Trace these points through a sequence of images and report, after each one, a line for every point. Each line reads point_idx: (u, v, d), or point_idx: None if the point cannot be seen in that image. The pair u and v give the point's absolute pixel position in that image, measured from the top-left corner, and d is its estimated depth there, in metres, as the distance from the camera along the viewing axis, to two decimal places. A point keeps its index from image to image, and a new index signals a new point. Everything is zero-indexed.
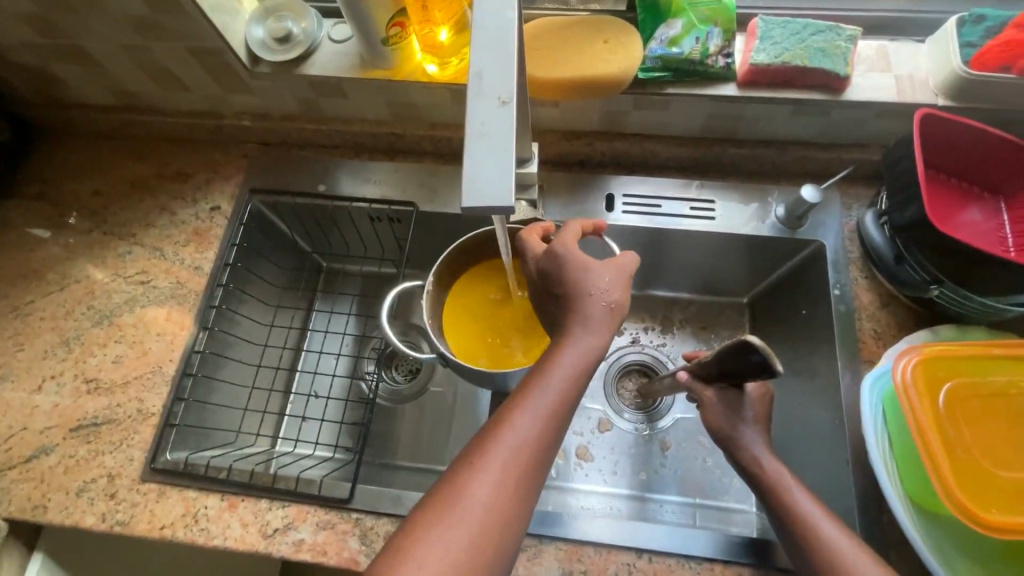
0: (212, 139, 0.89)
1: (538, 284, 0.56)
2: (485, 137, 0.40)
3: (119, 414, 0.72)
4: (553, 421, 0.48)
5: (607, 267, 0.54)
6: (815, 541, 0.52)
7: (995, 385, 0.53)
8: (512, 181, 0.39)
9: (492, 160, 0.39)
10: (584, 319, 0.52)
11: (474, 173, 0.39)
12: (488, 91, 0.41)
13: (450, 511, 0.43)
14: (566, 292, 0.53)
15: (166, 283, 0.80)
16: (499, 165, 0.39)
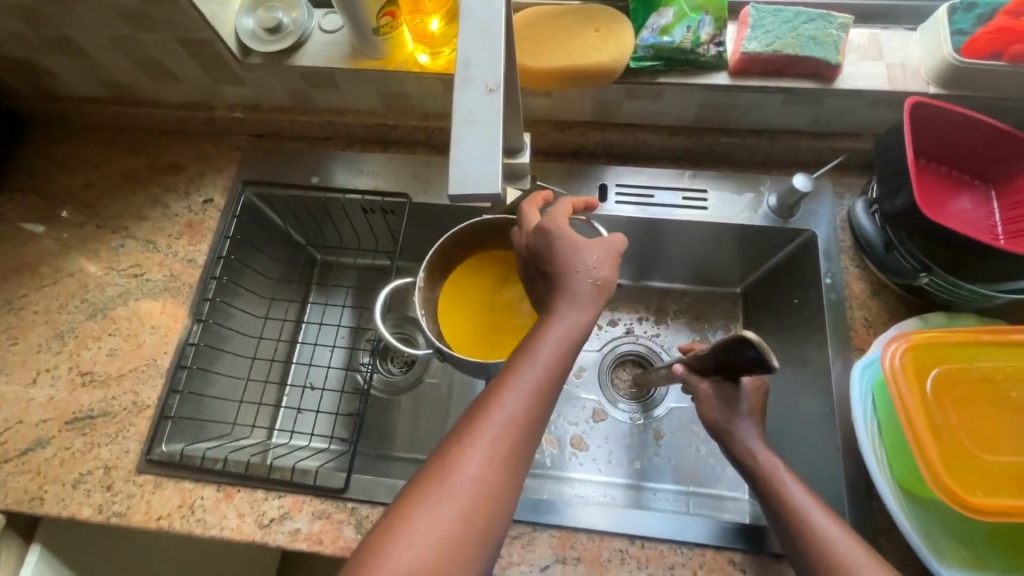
0: (204, 131, 0.88)
1: (528, 261, 0.56)
2: (472, 125, 0.40)
3: (114, 406, 0.73)
4: (541, 397, 0.48)
5: (595, 246, 0.54)
6: (807, 530, 0.53)
7: (981, 371, 0.54)
8: (500, 169, 0.39)
9: (479, 147, 0.40)
10: (572, 298, 0.52)
11: (460, 160, 0.39)
12: (475, 80, 0.41)
13: (439, 486, 0.44)
14: (554, 271, 0.53)
15: (159, 276, 0.80)
16: (487, 153, 0.39)
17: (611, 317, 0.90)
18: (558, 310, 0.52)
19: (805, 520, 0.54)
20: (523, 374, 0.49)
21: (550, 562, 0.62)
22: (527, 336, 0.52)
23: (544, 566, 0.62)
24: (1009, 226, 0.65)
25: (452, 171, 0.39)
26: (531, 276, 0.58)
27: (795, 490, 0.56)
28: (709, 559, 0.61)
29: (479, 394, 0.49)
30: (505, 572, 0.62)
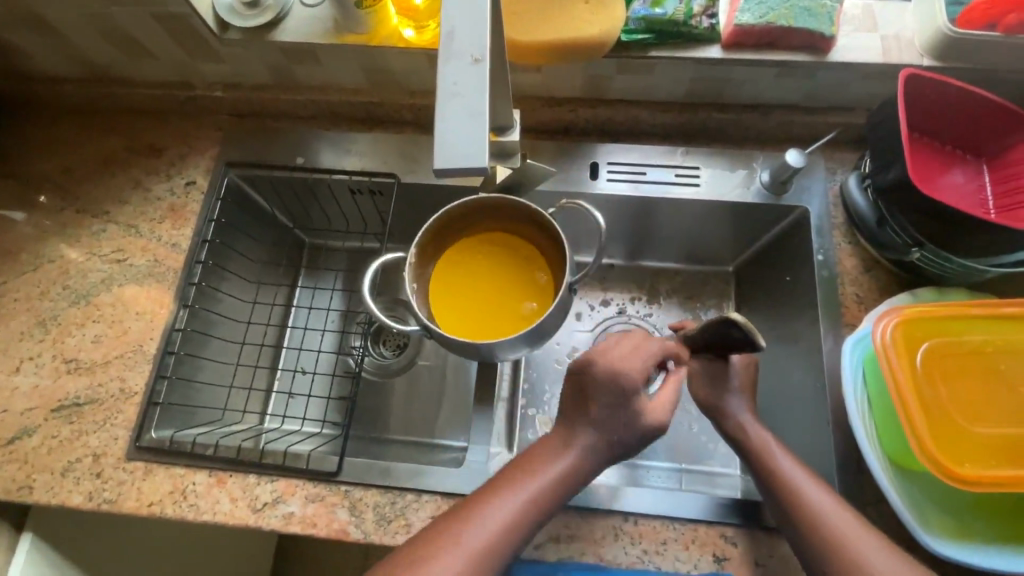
0: (184, 112, 0.86)
1: (581, 387, 0.56)
2: (457, 98, 0.39)
3: (101, 393, 0.71)
4: (541, 505, 0.54)
5: (658, 410, 0.56)
6: (798, 501, 0.54)
7: (971, 344, 0.54)
8: (485, 144, 0.38)
9: (465, 121, 0.39)
10: (598, 429, 0.55)
11: (446, 136, 0.38)
12: (459, 51, 0.40)
13: (431, 557, 0.50)
14: (603, 409, 0.55)
15: (143, 261, 0.78)
16: (472, 127, 0.38)
17: (603, 298, 0.90)
18: (588, 426, 0.56)
19: (796, 491, 0.55)
20: (548, 458, 0.55)
21: (544, 540, 0.63)
22: (542, 452, 0.56)
23: (538, 543, 0.63)
24: (1000, 200, 0.64)
25: (438, 147, 0.38)
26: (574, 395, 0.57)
27: (786, 463, 0.57)
28: (702, 534, 0.62)
29: (508, 465, 0.56)
30: None
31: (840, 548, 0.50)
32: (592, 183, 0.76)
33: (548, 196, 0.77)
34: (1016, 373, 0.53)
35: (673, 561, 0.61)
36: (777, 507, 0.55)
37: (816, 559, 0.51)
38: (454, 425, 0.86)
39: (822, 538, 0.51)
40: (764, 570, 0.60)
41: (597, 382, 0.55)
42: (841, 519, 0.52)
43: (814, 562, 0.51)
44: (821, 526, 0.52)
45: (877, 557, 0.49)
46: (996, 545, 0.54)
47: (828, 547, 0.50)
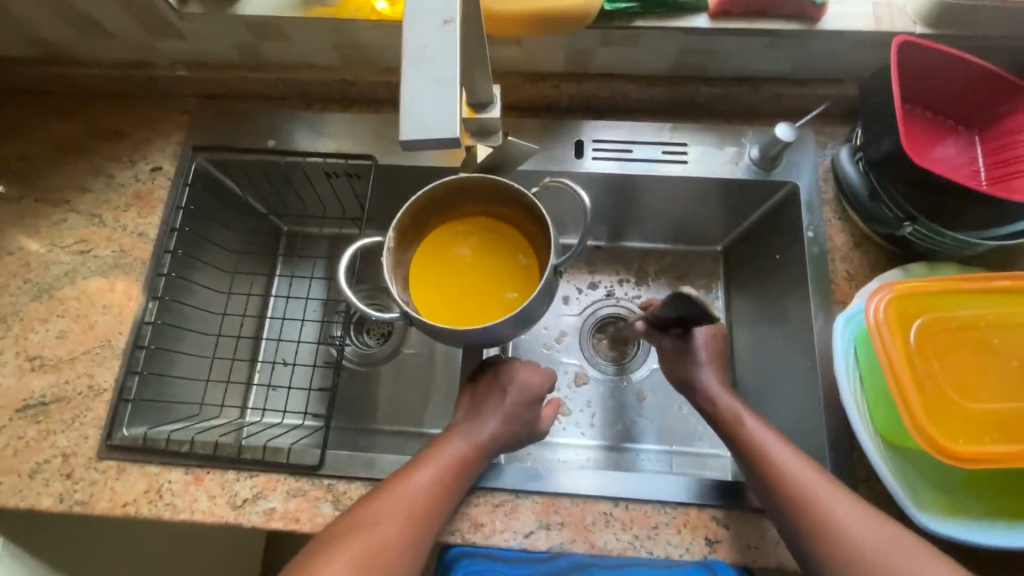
0: (147, 93, 0.81)
1: (495, 378, 0.65)
2: (425, 68, 0.38)
3: (68, 391, 0.68)
4: (471, 462, 0.61)
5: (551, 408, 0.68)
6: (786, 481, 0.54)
7: (965, 319, 0.53)
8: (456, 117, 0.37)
9: (434, 92, 0.37)
10: (508, 409, 0.64)
11: (413, 106, 0.37)
12: (430, 12, 0.38)
13: (372, 510, 0.56)
14: (509, 397, 0.64)
15: (108, 252, 0.74)
16: (442, 98, 0.37)
17: (591, 281, 0.88)
18: (499, 403, 0.64)
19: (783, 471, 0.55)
20: (467, 427, 0.63)
21: (534, 528, 0.62)
22: (463, 426, 0.63)
23: (528, 532, 0.62)
24: (992, 171, 0.63)
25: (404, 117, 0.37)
26: (490, 382, 0.66)
27: (771, 442, 0.57)
28: (693, 517, 0.61)
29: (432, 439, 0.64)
30: (489, 540, 0.62)
31: (830, 526, 0.50)
32: (577, 162, 0.74)
33: (532, 176, 0.74)
34: (1010, 346, 0.52)
35: (665, 545, 0.60)
36: (762, 487, 0.55)
37: (806, 537, 0.51)
38: (441, 413, 0.84)
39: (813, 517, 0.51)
40: (757, 552, 0.60)
41: (513, 383, 0.65)
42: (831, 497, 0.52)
43: (804, 541, 0.51)
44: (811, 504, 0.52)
45: (866, 532, 0.49)
46: (988, 519, 0.53)
47: (818, 525, 0.51)
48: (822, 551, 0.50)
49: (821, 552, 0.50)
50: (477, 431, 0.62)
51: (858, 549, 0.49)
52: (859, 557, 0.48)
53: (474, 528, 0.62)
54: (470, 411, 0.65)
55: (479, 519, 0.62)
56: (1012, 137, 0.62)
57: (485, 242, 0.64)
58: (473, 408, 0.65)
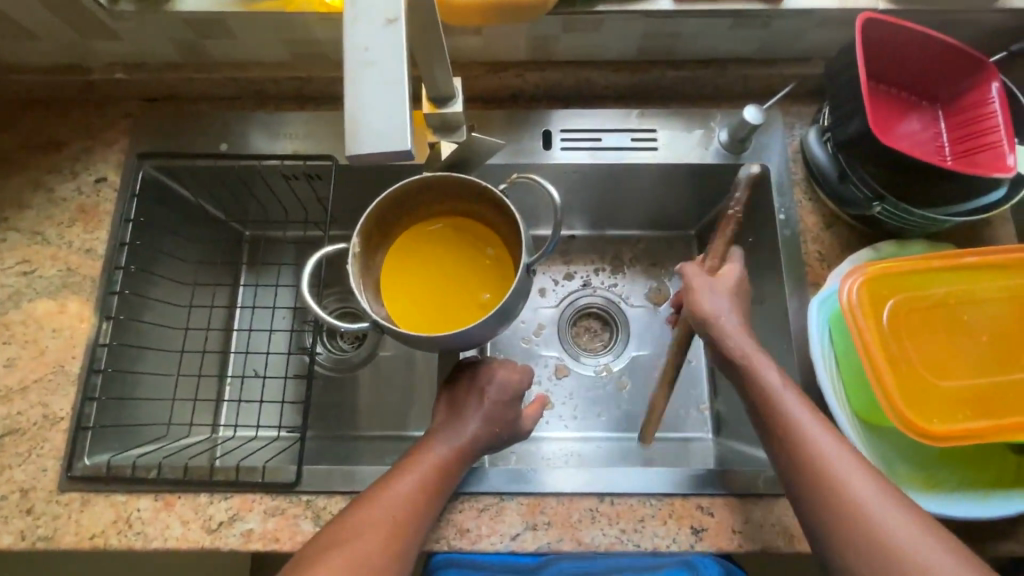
0: (84, 98, 0.75)
1: (476, 380, 0.64)
2: (371, 74, 0.38)
3: (21, 423, 0.64)
4: (453, 465, 0.60)
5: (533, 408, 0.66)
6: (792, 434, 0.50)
7: (936, 297, 0.53)
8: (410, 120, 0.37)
9: (381, 103, 0.37)
10: (488, 411, 0.62)
11: (364, 117, 0.37)
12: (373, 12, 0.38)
13: (354, 522, 0.54)
14: (489, 400, 0.63)
15: (54, 272, 0.69)
16: (395, 102, 0.37)
17: (567, 272, 0.87)
18: (478, 406, 0.63)
19: (791, 424, 0.51)
20: (447, 432, 0.61)
21: (521, 529, 0.61)
22: (442, 431, 0.62)
23: (515, 534, 0.61)
24: (957, 146, 0.63)
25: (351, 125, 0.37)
26: (470, 385, 0.64)
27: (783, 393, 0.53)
28: (678, 507, 0.61)
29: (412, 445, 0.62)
30: (476, 545, 0.61)
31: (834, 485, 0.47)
32: (546, 153, 0.72)
33: (500, 169, 0.72)
34: (979, 322, 0.53)
35: (652, 537, 0.60)
36: (771, 439, 0.52)
37: (807, 494, 0.48)
38: (421, 415, 0.83)
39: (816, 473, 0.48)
40: (743, 537, 0.60)
41: (490, 383, 0.64)
42: (839, 455, 0.48)
43: (806, 495, 0.48)
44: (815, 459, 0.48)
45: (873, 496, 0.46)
46: (962, 490, 0.55)
47: (820, 482, 0.47)
48: (823, 509, 0.47)
49: (821, 509, 0.47)
50: (458, 436, 0.61)
51: (861, 510, 0.45)
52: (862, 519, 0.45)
53: (459, 534, 0.61)
54: (449, 415, 0.63)
55: (465, 524, 0.61)
56: (975, 111, 0.62)
57: (457, 245, 0.63)
58: (451, 414, 0.63)
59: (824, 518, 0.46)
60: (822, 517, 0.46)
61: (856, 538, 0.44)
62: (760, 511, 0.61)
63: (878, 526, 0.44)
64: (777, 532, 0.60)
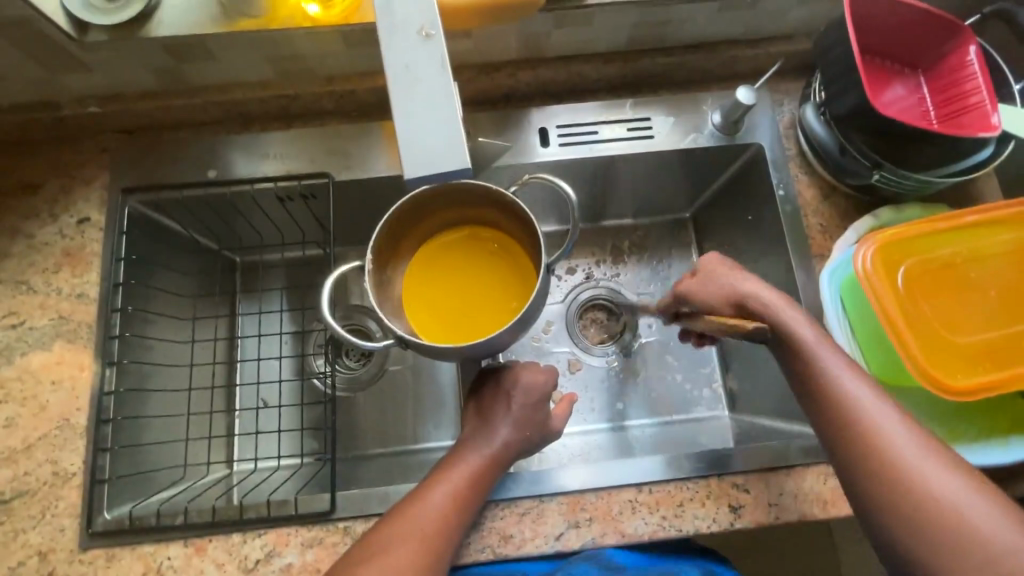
0: (55, 136, 0.72)
1: (501, 384, 0.63)
2: (418, 96, 0.48)
3: (30, 483, 0.61)
4: (487, 474, 0.59)
5: (562, 410, 0.65)
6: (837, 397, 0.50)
7: (943, 258, 0.56)
8: (461, 135, 0.47)
9: (432, 119, 0.47)
10: (517, 419, 0.62)
11: (422, 135, 0.47)
12: (414, 44, 0.48)
13: (386, 534, 0.53)
14: (518, 405, 0.62)
15: (45, 322, 0.66)
16: (445, 121, 0.47)
17: (569, 266, 0.87)
18: (505, 413, 0.62)
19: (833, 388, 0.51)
20: (477, 439, 0.61)
21: (564, 529, 0.61)
22: (472, 441, 0.61)
23: (559, 534, 0.61)
24: (941, 110, 0.65)
25: (403, 158, 0.47)
26: (495, 391, 0.63)
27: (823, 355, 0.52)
28: (715, 488, 0.62)
29: (444, 454, 0.61)
30: (522, 550, 0.61)
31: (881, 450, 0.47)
32: (543, 150, 0.72)
33: (500, 170, 0.72)
34: (985, 278, 0.55)
35: (693, 520, 0.61)
36: (810, 403, 0.52)
37: (849, 457, 0.48)
38: (440, 425, 0.82)
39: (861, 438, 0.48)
40: (779, 508, 0.61)
41: (512, 386, 0.63)
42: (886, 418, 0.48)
43: (848, 459, 0.48)
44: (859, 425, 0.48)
45: (921, 458, 0.46)
46: (983, 440, 0.57)
47: (865, 447, 0.48)
48: (867, 471, 0.47)
49: (867, 470, 0.47)
50: (487, 444, 0.60)
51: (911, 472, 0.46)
52: (910, 479, 0.45)
53: (503, 541, 0.61)
54: (476, 423, 0.62)
55: (507, 530, 0.61)
56: (956, 75, 0.64)
57: (478, 245, 0.63)
58: (478, 422, 0.62)
59: (869, 481, 0.47)
60: (868, 478, 0.47)
61: (904, 499, 0.45)
62: (792, 482, 0.62)
63: (927, 488, 0.45)
64: (810, 500, 0.62)
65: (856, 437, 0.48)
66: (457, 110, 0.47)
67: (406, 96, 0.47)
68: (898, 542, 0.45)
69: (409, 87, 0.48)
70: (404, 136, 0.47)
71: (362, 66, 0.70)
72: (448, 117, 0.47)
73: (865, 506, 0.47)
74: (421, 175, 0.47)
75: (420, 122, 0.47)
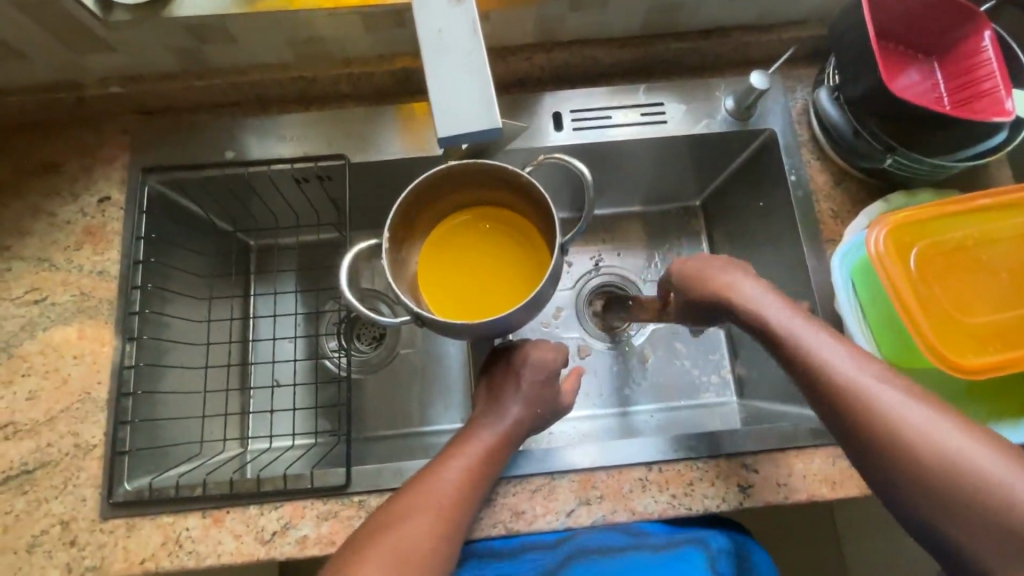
0: (76, 117, 0.73)
1: (510, 363, 0.64)
2: (452, 65, 0.49)
3: (53, 454, 0.63)
4: (498, 451, 0.60)
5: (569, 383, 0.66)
6: (829, 379, 0.46)
7: (955, 240, 0.56)
8: (495, 105, 0.48)
9: (467, 88, 0.48)
10: (528, 398, 0.62)
11: (456, 103, 0.48)
12: (449, 13, 0.49)
13: (401, 507, 0.54)
14: (526, 385, 0.62)
15: (67, 298, 0.67)
16: (479, 91, 0.48)
17: (580, 253, 0.88)
18: (511, 393, 0.62)
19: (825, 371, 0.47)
20: (491, 417, 0.62)
21: (575, 506, 0.62)
22: (480, 419, 0.62)
23: (569, 511, 0.62)
24: (954, 95, 0.65)
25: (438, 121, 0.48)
26: (504, 371, 0.64)
27: (809, 337, 0.49)
28: (725, 468, 0.63)
29: (458, 432, 0.62)
30: (533, 526, 0.62)
31: (902, 436, 0.42)
32: (557, 134, 0.72)
33: (514, 153, 0.72)
34: (997, 260, 0.56)
35: (703, 499, 0.62)
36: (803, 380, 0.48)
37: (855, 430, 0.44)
38: (450, 408, 0.83)
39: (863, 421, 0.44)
40: (788, 489, 0.62)
41: (522, 365, 0.63)
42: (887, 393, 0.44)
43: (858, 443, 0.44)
44: (857, 406, 0.44)
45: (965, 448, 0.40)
46: (991, 421, 0.58)
47: (873, 428, 0.43)
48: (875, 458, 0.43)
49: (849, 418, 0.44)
50: (501, 421, 0.61)
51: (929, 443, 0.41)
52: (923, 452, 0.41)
53: (515, 517, 0.62)
54: (489, 402, 0.63)
55: (519, 507, 0.62)
56: (970, 60, 0.64)
57: (479, 230, 0.64)
58: (488, 402, 0.63)
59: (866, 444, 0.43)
60: (884, 467, 0.42)
61: (920, 483, 0.40)
62: (801, 463, 0.63)
63: (948, 464, 0.40)
64: (819, 481, 0.62)
65: (859, 425, 0.44)
66: (488, 72, 0.49)
67: (439, 63, 0.49)
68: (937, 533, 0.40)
69: (443, 54, 0.49)
70: (437, 100, 0.48)
71: (379, 48, 0.71)
72: (483, 88, 0.48)
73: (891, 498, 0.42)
74: (455, 136, 0.48)
75: (454, 91, 0.48)
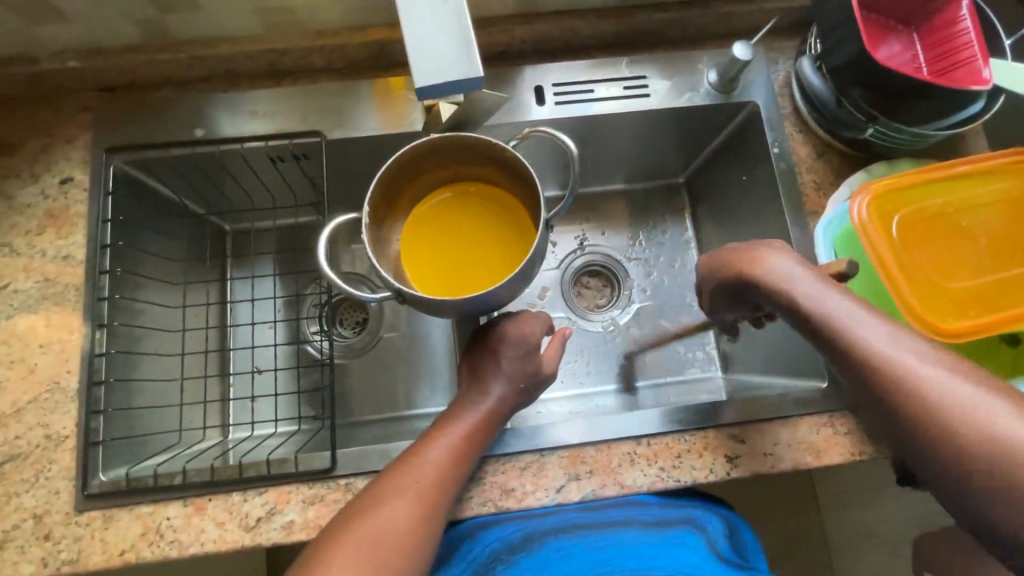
0: (32, 93, 0.69)
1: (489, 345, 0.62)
2: (433, 22, 0.49)
3: (22, 447, 0.60)
4: (485, 430, 0.59)
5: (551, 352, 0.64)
6: (882, 371, 0.42)
7: (935, 207, 0.57)
8: (477, 61, 0.49)
9: (450, 44, 0.49)
10: (514, 376, 0.61)
11: (438, 58, 0.49)
12: None
13: (387, 487, 0.53)
14: (507, 366, 0.61)
15: (30, 284, 0.64)
16: (461, 47, 0.49)
17: (562, 232, 0.87)
18: (493, 373, 0.61)
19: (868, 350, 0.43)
20: (472, 397, 0.60)
21: (564, 481, 0.62)
22: (464, 398, 0.61)
23: (559, 486, 0.62)
24: (933, 65, 0.65)
25: (414, 68, 0.49)
26: (480, 354, 0.62)
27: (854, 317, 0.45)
28: (712, 439, 0.63)
29: (442, 412, 0.61)
30: (522, 502, 0.61)
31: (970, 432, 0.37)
32: (540, 108, 0.71)
33: (496, 128, 0.71)
34: (976, 226, 0.57)
35: (691, 471, 0.62)
36: (844, 369, 0.44)
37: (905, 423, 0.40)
38: (435, 392, 0.82)
39: (928, 424, 0.39)
40: (774, 458, 0.63)
41: (506, 341, 0.61)
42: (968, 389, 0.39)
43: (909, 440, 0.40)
44: (927, 409, 0.39)
45: None
46: None
47: (955, 433, 0.38)
48: (940, 460, 0.38)
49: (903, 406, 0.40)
50: (483, 401, 0.60)
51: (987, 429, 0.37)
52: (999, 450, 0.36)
53: (505, 495, 0.61)
54: (471, 381, 0.62)
55: (509, 484, 0.62)
56: (949, 30, 0.64)
57: (459, 204, 0.62)
58: (472, 378, 0.62)
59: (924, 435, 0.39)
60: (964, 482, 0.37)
61: (997, 494, 0.35)
62: (787, 432, 0.64)
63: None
64: (804, 449, 0.63)
65: (936, 437, 0.38)
66: (468, 25, 0.49)
67: (418, 13, 0.49)
68: (989, 531, 0.36)
69: (424, 12, 0.49)
70: (419, 55, 0.49)
71: (354, 19, 0.68)
72: (464, 43, 0.49)
73: (952, 505, 0.38)
74: (433, 85, 0.49)
75: (436, 48, 0.49)
